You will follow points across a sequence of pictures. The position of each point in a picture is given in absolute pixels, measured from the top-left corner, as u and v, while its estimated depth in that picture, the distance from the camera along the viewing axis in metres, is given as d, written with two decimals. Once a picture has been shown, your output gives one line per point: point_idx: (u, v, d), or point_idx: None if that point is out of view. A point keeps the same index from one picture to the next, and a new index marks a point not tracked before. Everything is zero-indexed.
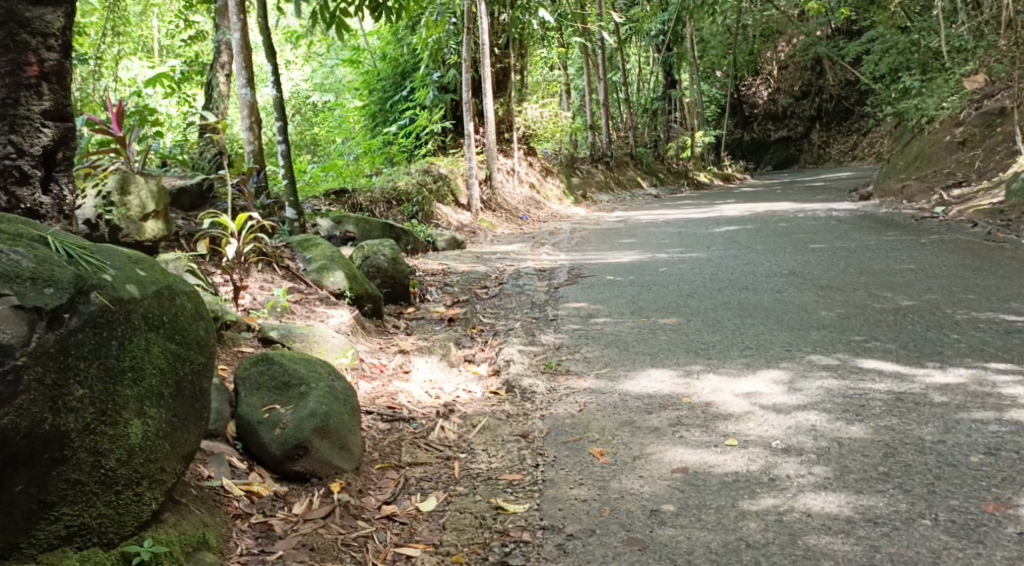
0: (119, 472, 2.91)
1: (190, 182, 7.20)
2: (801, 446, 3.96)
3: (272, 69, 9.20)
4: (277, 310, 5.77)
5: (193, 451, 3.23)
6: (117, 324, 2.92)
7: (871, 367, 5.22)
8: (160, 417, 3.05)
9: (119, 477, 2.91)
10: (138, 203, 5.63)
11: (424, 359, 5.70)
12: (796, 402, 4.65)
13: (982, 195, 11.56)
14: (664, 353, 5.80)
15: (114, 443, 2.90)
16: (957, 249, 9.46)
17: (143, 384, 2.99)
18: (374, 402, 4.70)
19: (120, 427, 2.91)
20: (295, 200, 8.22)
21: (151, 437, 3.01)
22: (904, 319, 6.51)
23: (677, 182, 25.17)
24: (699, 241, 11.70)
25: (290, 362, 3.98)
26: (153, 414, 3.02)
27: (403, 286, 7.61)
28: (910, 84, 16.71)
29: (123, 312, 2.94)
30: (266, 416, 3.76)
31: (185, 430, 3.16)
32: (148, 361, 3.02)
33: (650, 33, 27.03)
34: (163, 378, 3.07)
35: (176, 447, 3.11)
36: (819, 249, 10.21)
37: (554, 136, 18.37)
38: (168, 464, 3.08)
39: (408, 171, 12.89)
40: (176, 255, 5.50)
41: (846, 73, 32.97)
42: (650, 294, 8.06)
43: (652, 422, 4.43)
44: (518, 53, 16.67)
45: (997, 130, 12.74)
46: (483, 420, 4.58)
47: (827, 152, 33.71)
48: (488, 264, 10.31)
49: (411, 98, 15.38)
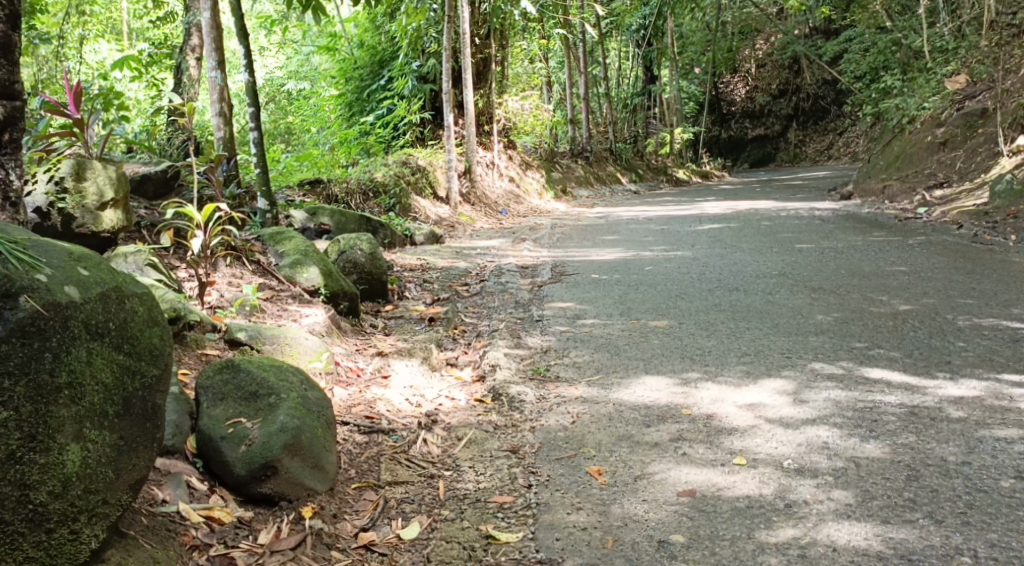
0: (51, 507, 2.55)
1: (154, 169, 6.78)
2: (816, 467, 3.63)
3: (245, 54, 8.78)
4: (247, 309, 5.39)
5: (144, 477, 2.84)
6: (51, 334, 2.57)
7: (879, 377, 4.91)
8: (102, 441, 2.68)
9: (52, 514, 2.55)
10: (95, 190, 5.22)
11: (405, 363, 5.35)
12: (805, 415, 4.33)
13: (966, 196, 11.31)
14: (657, 359, 5.47)
15: (45, 473, 2.54)
16: (945, 250, 9.22)
17: (83, 402, 2.62)
18: (351, 410, 4.35)
19: (54, 455, 2.55)
20: (268, 190, 7.85)
21: (92, 465, 2.65)
22: (904, 325, 6.21)
23: (657, 179, 24.87)
24: (683, 239, 11.38)
25: (256, 369, 3.60)
26: (93, 438, 2.65)
27: (380, 283, 7.23)
28: (891, 84, 16.49)
29: (59, 319, 2.58)
30: (230, 430, 3.38)
31: (134, 455, 2.77)
32: (89, 377, 2.65)
33: (630, 27, 26.71)
34: (108, 394, 2.70)
35: (122, 475, 2.73)
36: (807, 249, 9.94)
37: (533, 130, 18.02)
38: (111, 496, 2.70)
39: (386, 162, 12.51)
40: (135, 248, 5.12)
41: (823, 72, 32.79)
42: (639, 294, 7.74)
43: (652, 437, 4.11)
44: (498, 44, 16.26)
45: (980, 130, 12.50)
46: (468, 432, 4.23)
47: (803, 151, 33.58)
48: (468, 259, 9.94)
49: (388, 88, 15.02)
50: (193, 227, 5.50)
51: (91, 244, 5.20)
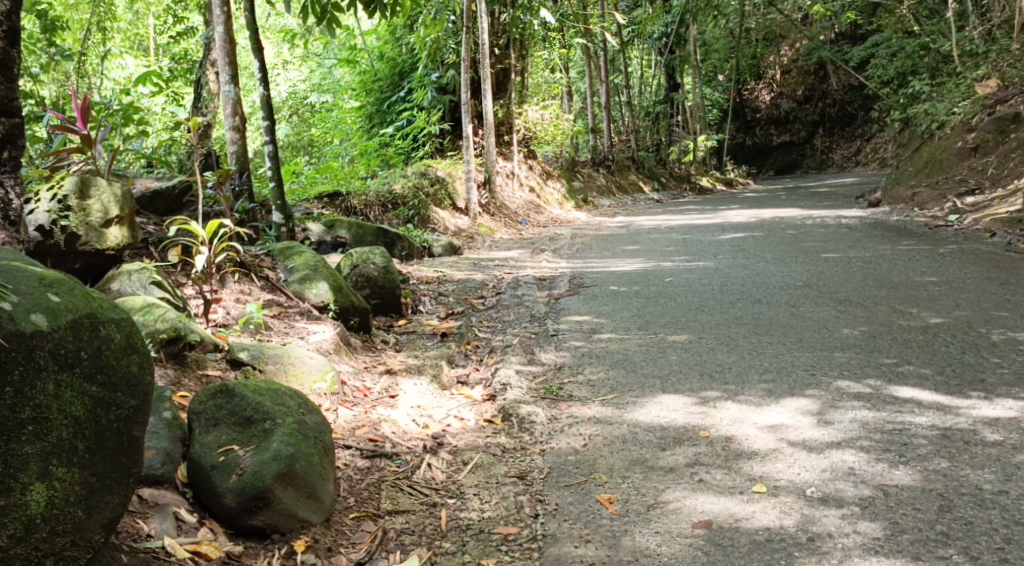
0: (13, 551, 2.52)
1: (165, 184, 6.67)
2: (841, 495, 3.51)
3: (261, 67, 8.68)
4: (252, 327, 5.27)
5: (119, 515, 2.80)
6: (14, 366, 2.55)
7: (908, 397, 4.70)
8: (71, 478, 2.65)
9: (15, 557, 2.52)
10: (100, 208, 5.12)
11: (413, 382, 5.21)
12: (829, 438, 4.14)
13: (997, 203, 11.03)
14: (675, 376, 5.27)
15: (8, 515, 2.51)
16: (977, 260, 8.96)
17: (49, 438, 2.60)
18: (354, 433, 4.20)
19: (17, 495, 2.53)
20: (283, 204, 7.76)
21: (59, 505, 2.62)
22: (935, 339, 6.00)
23: (680, 187, 24.64)
24: (706, 249, 11.17)
25: (251, 394, 3.47)
26: (61, 475, 2.62)
27: (393, 297, 7.09)
28: (919, 89, 16.19)
29: (21, 350, 2.55)
30: (221, 459, 3.26)
31: (106, 492, 2.74)
32: (56, 411, 2.62)
33: (653, 35, 26.48)
34: (78, 428, 2.67)
35: (94, 514, 2.70)
36: (834, 259, 9.71)
37: (555, 139, 17.87)
38: (80, 537, 2.66)
39: (405, 174, 12.39)
40: (140, 266, 4.99)
41: (850, 78, 32.00)
42: (658, 307, 7.54)
43: (666, 461, 3.93)
44: (518, 54, 16.12)
45: (1011, 136, 12.19)
46: (475, 456, 4.07)
47: (830, 157, 33.19)
48: (486, 271, 9.80)
49: (408, 99, 14.92)
50: (198, 245, 5.37)
51: (95, 262, 5.09)
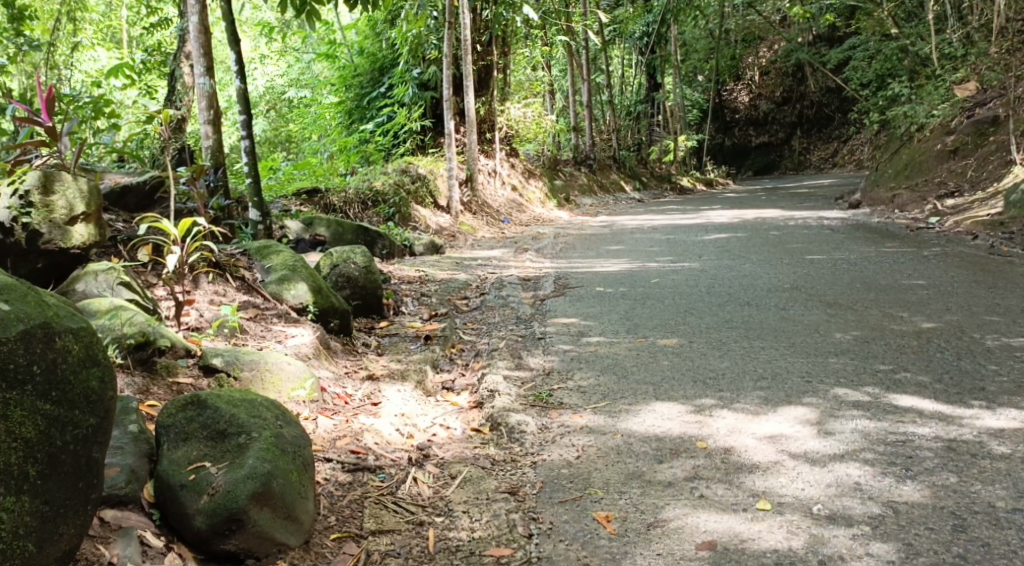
0: None
1: (135, 180, 6.40)
2: (848, 513, 3.34)
3: (237, 59, 8.41)
4: (227, 330, 5.05)
5: (72, 548, 2.70)
6: None
7: (909, 406, 4.54)
8: (21, 508, 2.55)
9: None
10: (65, 204, 4.86)
11: (397, 389, 5.00)
12: (830, 450, 3.96)
13: (978, 206, 10.94)
14: (669, 383, 5.08)
15: None
16: (963, 262, 8.85)
17: None
18: (335, 445, 4.01)
19: None
20: (260, 201, 7.55)
21: (8, 535, 2.52)
22: (929, 345, 5.85)
23: (661, 186, 24.51)
24: (690, 249, 11.01)
25: (225, 406, 3.25)
26: (10, 503, 2.53)
27: (375, 298, 6.86)
28: (898, 91, 16.11)
29: None
30: (191, 477, 3.04)
31: (59, 522, 2.65)
32: (6, 432, 2.52)
33: (634, 35, 26.32)
34: (29, 452, 2.57)
35: (45, 546, 2.61)
36: (819, 260, 9.57)
37: (536, 137, 17.66)
38: None
39: (385, 171, 12.15)
40: (107, 265, 4.78)
41: (828, 80, 32.09)
42: (646, 310, 7.35)
43: (663, 475, 3.74)
44: (500, 51, 15.89)
45: (991, 139, 12.12)
46: (463, 469, 3.86)
47: (808, 159, 33.20)
48: (469, 271, 9.59)
49: (389, 95, 14.66)
50: (169, 243, 5.12)
51: (59, 261, 4.85)
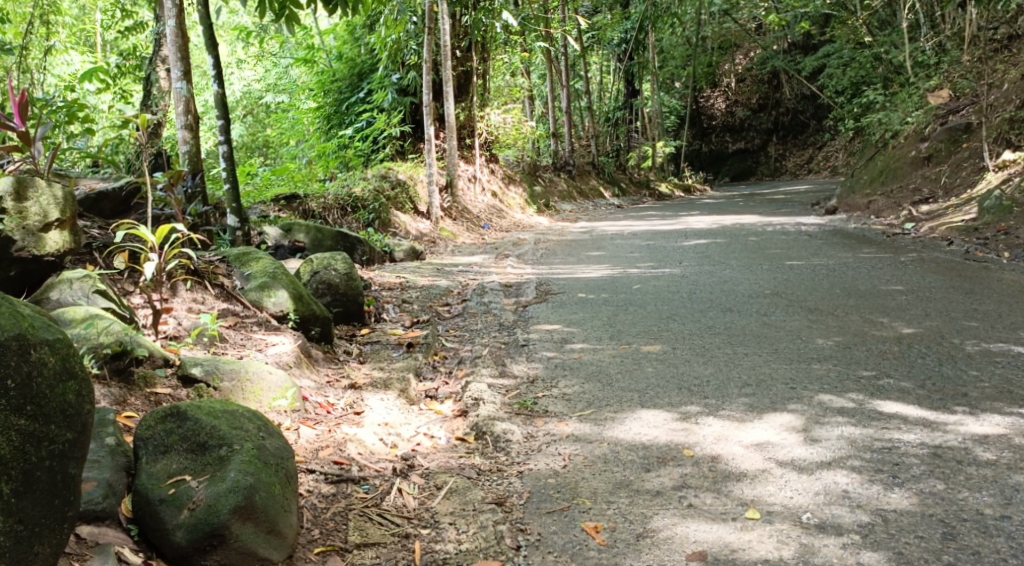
0: None
1: (111, 186, 6.32)
2: (838, 522, 3.33)
3: (215, 64, 8.33)
4: (206, 339, 4.98)
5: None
6: None
7: (893, 412, 4.53)
8: None
9: None
10: (39, 210, 4.78)
11: (379, 397, 4.95)
12: (818, 457, 3.94)
13: (952, 212, 11.01)
14: (653, 390, 5.05)
15: None
16: (941, 268, 8.89)
17: None
18: (318, 455, 3.97)
19: None
20: (238, 207, 7.47)
21: None
22: (911, 351, 5.85)
23: (639, 193, 24.55)
24: (670, 255, 11.00)
25: (206, 417, 3.18)
26: None
27: (356, 305, 6.80)
28: (873, 99, 16.22)
29: None
30: (171, 492, 2.98)
31: (36, 541, 2.60)
32: None
33: (612, 41, 26.40)
34: (3, 469, 2.53)
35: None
36: (798, 266, 9.60)
37: (515, 144, 17.64)
38: None
39: (365, 177, 12.07)
40: (82, 273, 4.73)
41: (803, 87, 32.35)
42: (627, 316, 7.33)
43: (652, 484, 3.72)
44: (479, 57, 15.83)
45: (963, 146, 12.21)
46: (448, 479, 3.81)
47: (783, 165, 33.39)
48: (450, 277, 9.53)
49: (368, 101, 14.59)
50: (147, 250, 5.03)
51: (32, 269, 4.77)
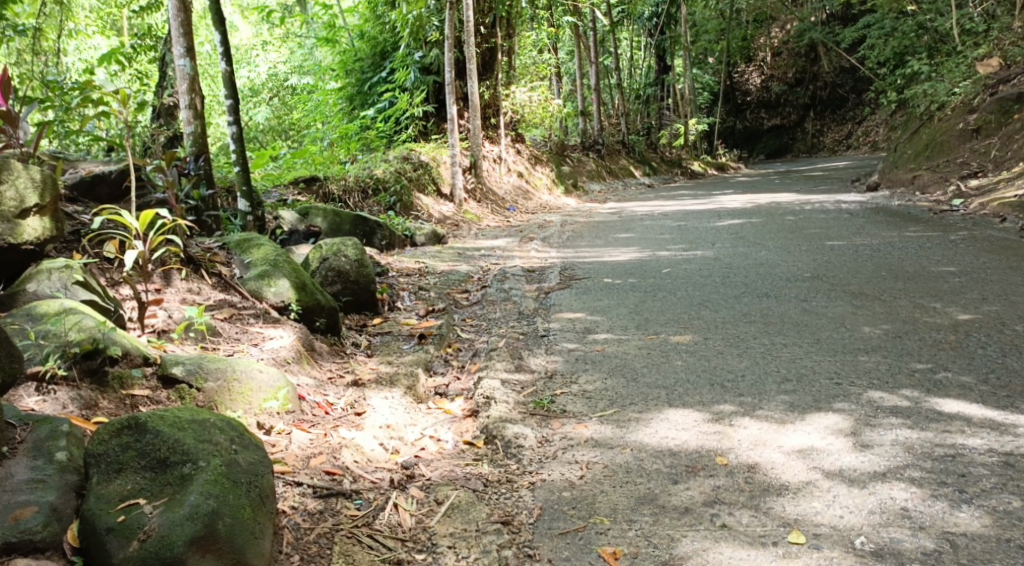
0: None
1: (110, 169, 5.88)
2: (898, 547, 2.99)
3: (223, 41, 7.93)
4: (194, 334, 4.61)
5: None
6: None
7: (954, 412, 4.06)
8: None
9: None
10: (14, 195, 4.38)
11: (384, 396, 4.54)
12: (871, 466, 3.50)
13: (1004, 186, 10.40)
14: (683, 388, 4.59)
15: None
16: (993, 247, 8.33)
17: None
18: (309, 464, 3.59)
19: None
20: (248, 190, 7.11)
21: None
22: (968, 339, 5.36)
23: (671, 171, 23.93)
24: (702, 237, 10.51)
25: (168, 429, 3.01)
26: None
27: (367, 293, 6.39)
28: (917, 69, 15.47)
29: None
30: (120, 520, 2.81)
31: None
32: None
33: (643, 16, 25.75)
34: None
35: None
36: (839, 246, 9.08)
37: (544, 122, 17.06)
38: None
39: (386, 158, 11.64)
40: (62, 263, 4.32)
41: (841, 60, 31.43)
42: (656, 302, 6.88)
43: (679, 499, 3.33)
44: (504, 33, 15.32)
45: (1014, 117, 11.54)
46: (451, 493, 3.48)
47: (821, 141, 32.60)
48: (471, 262, 9.13)
49: (391, 80, 14.16)
50: (132, 238, 4.64)
51: (10, 258, 4.37)
